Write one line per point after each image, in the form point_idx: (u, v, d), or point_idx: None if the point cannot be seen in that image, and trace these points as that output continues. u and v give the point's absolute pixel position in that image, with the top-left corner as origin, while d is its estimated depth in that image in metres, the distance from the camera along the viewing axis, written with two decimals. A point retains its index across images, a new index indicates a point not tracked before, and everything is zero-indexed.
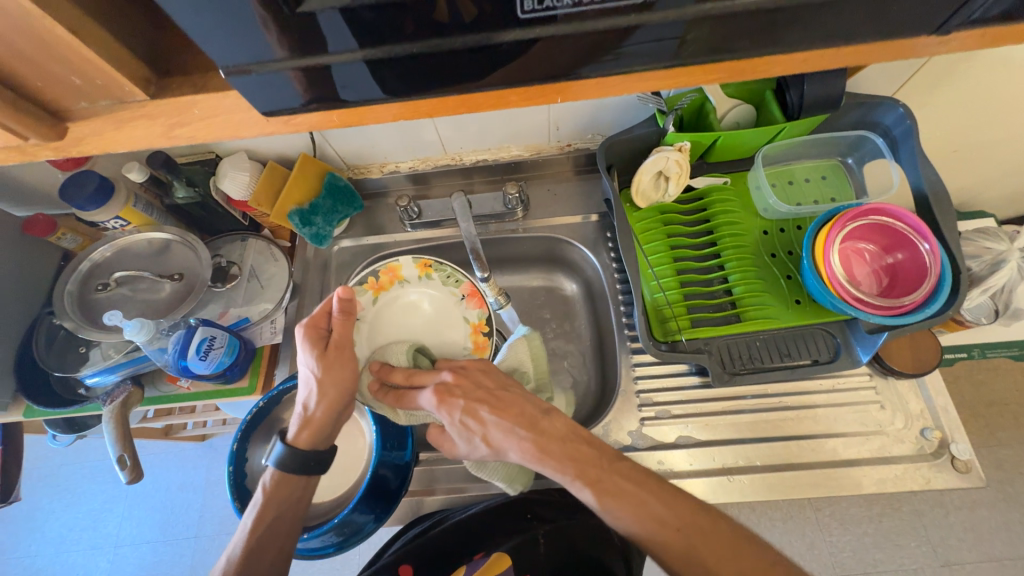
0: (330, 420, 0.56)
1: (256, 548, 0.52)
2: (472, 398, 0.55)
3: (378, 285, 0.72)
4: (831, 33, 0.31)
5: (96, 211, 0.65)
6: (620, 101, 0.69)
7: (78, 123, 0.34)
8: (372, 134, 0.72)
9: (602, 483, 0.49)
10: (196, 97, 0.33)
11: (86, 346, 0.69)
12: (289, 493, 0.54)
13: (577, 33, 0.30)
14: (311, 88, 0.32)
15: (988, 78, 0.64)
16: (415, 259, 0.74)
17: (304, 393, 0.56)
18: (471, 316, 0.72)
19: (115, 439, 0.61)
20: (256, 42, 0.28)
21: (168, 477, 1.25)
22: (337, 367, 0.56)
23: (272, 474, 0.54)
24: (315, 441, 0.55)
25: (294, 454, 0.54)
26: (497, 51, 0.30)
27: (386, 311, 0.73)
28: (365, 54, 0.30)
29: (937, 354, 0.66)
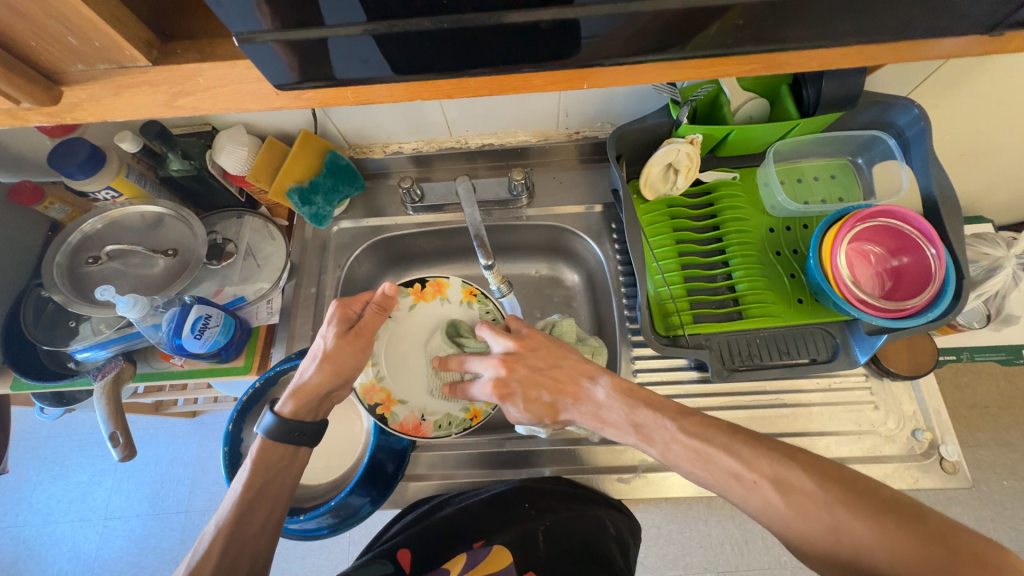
0: (322, 392, 0.56)
1: (245, 515, 0.49)
2: (529, 381, 0.56)
3: (421, 294, 0.72)
4: (875, 27, 0.30)
5: (86, 180, 0.63)
6: (633, 90, 0.67)
7: (74, 88, 0.32)
8: (376, 112, 0.70)
9: (663, 442, 0.49)
10: (201, 65, 0.31)
11: (76, 319, 0.67)
12: (274, 462, 0.53)
13: (611, 15, 0.28)
14: (330, 64, 0.31)
15: (1002, 83, 0.64)
16: (463, 284, 0.72)
17: (305, 366, 0.57)
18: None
19: (107, 415, 0.61)
20: (255, 13, 0.27)
21: (157, 453, 1.24)
22: (350, 348, 0.58)
23: (260, 443, 0.53)
24: (298, 412, 0.55)
25: (284, 422, 0.53)
26: (529, 33, 0.29)
27: (419, 321, 0.71)
28: (388, 26, 0.28)
29: (930, 354, 0.67)
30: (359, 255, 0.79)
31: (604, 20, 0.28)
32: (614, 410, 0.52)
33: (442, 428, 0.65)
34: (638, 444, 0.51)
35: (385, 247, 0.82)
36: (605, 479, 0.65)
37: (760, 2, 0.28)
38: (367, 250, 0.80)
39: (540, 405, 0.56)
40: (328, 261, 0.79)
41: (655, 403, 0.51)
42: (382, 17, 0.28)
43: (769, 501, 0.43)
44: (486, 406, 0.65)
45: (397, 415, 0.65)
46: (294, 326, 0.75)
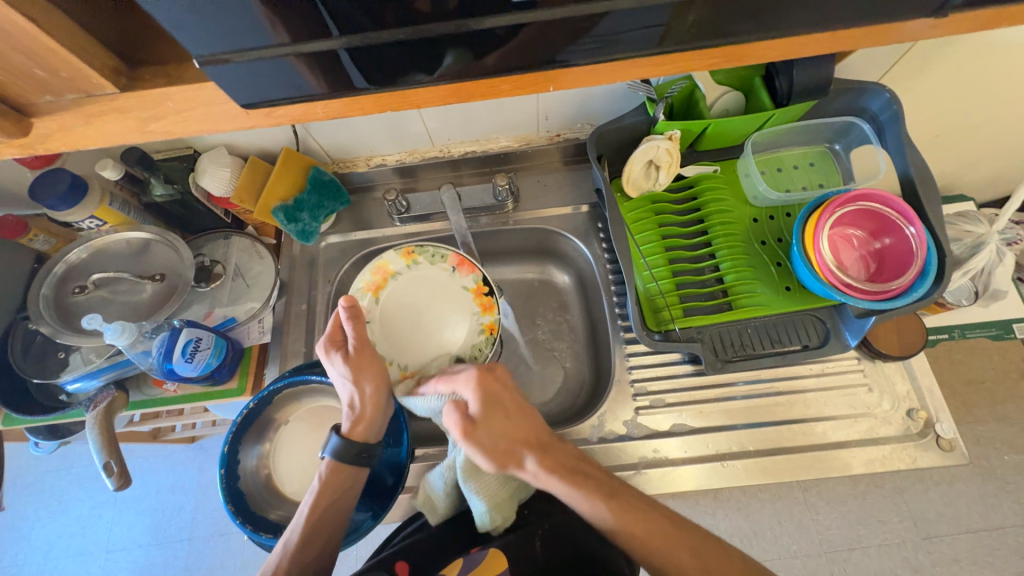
0: (379, 411, 0.58)
1: (309, 539, 0.53)
2: (496, 400, 0.55)
3: (372, 284, 0.69)
4: (828, 18, 0.31)
5: (69, 211, 0.63)
6: (610, 90, 0.68)
7: (44, 119, 0.32)
8: (356, 126, 0.70)
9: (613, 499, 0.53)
10: (170, 89, 0.32)
11: (65, 350, 0.67)
12: (343, 483, 0.56)
13: (570, 17, 0.29)
14: (298, 81, 0.31)
15: (970, 63, 0.65)
16: (398, 250, 0.71)
17: (349, 393, 0.57)
18: (467, 282, 0.71)
19: (101, 445, 0.60)
20: (268, 28, 0.27)
21: (157, 481, 1.23)
22: (366, 360, 0.57)
23: (328, 465, 0.56)
24: (367, 433, 0.57)
25: (351, 446, 0.55)
26: (491, 39, 0.30)
27: (391, 305, 0.70)
28: (352, 41, 0.29)
29: (919, 332, 0.68)
30: (348, 269, 0.80)
31: (561, 22, 0.29)
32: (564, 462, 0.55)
33: (479, 348, 0.68)
34: (589, 501, 0.52)
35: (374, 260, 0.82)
36: None
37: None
38: (356, 263, 0.80)
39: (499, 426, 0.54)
40: (317, 277, 0.79)
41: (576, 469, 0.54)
42: (350, 31, 0.28)
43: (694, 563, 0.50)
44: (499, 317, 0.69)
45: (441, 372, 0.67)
46: (286, 344, 0.74)
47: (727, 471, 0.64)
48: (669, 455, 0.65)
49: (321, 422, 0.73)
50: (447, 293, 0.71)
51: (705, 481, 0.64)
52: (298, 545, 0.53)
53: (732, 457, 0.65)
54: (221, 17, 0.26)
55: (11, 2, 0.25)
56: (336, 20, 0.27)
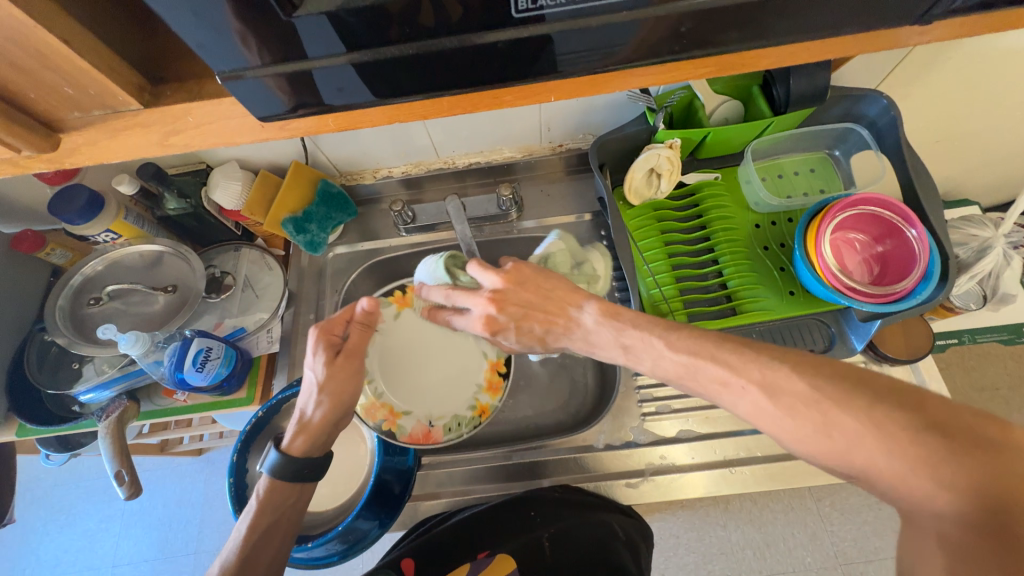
0: (328, 425, 0.57)
1: (249, 556, 0.51)
2: (524, 313, 0.53)
3: (402, 300, 0.73)
4: (820, 27, 0.32)
5: (85, 225, 0.65)
6: (611, 100, 0.69)
7: (71, 134, 0.34)
8: (364, 139, 0.72)
9: (657, 358, 0.46)
10: (191, 104, 0.33)
11: (80, 361, 0.68)
12: (283, 501, 0.54)
13: (566, 31, 0.30)
14: (308, 95, 0.32)
15: (967, 69, 0.66)
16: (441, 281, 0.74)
17: (305, 400, 0.57)
18: (490, 351, 0.71)
19: (112, 454, 0.61)
20: (241, 48, 0.28)
21: (164, 495, 1.23)
22: (343, 371, 0.57)
23: (267, 483, 0.54)
24: (307, 447, 0.56)
25: (289, 460, 0.54)
26: (490, 51, 0.31)
27: (407, 327, 0.72)
28: (360, 56, 0.30)
29: (924, 334, 0.67)
30: (355, 279, 0.81)
31: (556, 35, 0.30)
32: (601, 334, 0.50)
33: (454, 422, 0.67)
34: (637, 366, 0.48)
35: (381, 270, 0.84)
36: (613, 484, 0.65)
37: (704, 9, 0.30)
38: (363, 274, 0.82)
39: (529, 336, 0.54)
40: (326, 287, 0.80)
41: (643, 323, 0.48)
42: (361, 47, 0.30)
43: (772, 411, 0.40)
44: (494, 405, 0.69)
45: (410, 424, 0.66)
46: (295, 353, 0.76)
47: (735, 478, 0.64)
48: (677, 461, 0.65)
49: None
50: (466, 348, 0.72)
51: (713, 488, 0.64)
52: (234, 566, 0.51)
53: (740, 463, 0.65)
54: (238, 35, 0.27)
55: (46, 25, 0.27)
56: (344, 36, 0.29)
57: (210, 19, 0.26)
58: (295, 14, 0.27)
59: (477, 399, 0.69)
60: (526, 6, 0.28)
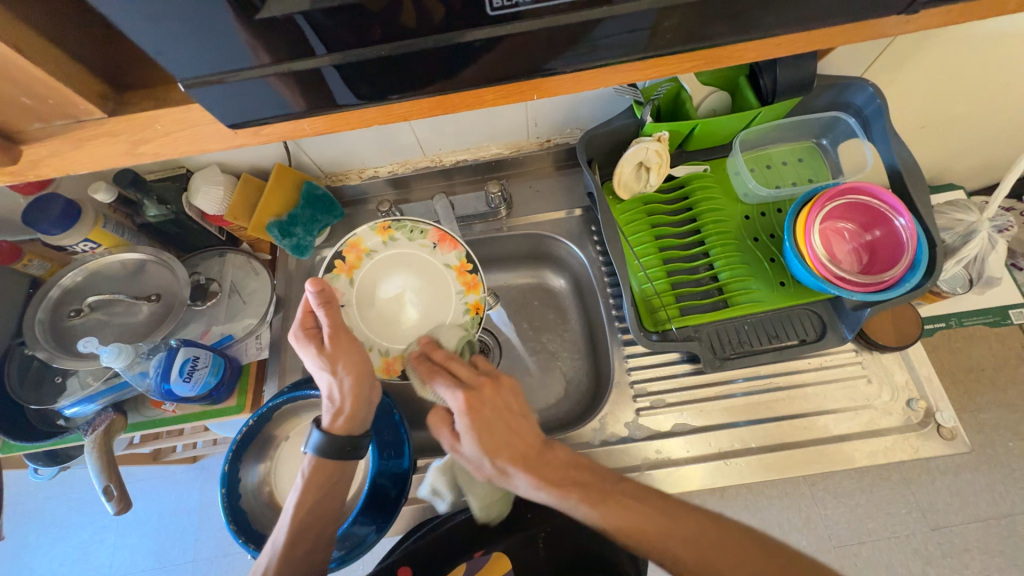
0: (361, 401, 0.56)
1: (300, 535, 0.53)
2: (493, 417, 0.51)
3: (346, 266, 0.68)
4: (805, 18, 0.31)
5: (62, 235, 0.63)
6: (597, 93, 0.69)
7: (35, 145, 0.33)
8: (348, 139, 0.70)
9: (602, 498, 0.47)
10: (159, 112, 0.32)
11: (63, 375, 0.66)
12: (326, 478, 0.55)
13: (545, 29, 0.29)
14: (281, 102, 0.31)
15: (953, 55, 0.66)
16: (372, 226, 0.69)
17: (327, 385, 0.56)
18: (450, 259, 0.70)
19: (100, 468, 0.60)
20: (241, 48, 0.27)
21: (158, 504, 1.22)
22: (343, 349, 0.56)
23: (311, 461, 0.55)
24: (348, 426, 0.56)
25: (331, 439, 0.54)
26: (466, 50, 0.30)
27: (366, 287, 0.68)
28: (330, 59, 0.29)
29: (915, 324, 0.68)
30: None
31: (536, 33, 0.29)
32: (558, 469, 0.50)
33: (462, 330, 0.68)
34: (577, 504, 0.47)
35: None
36: None
37: (686, 3, 0.29)
38: None
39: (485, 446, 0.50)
40: None
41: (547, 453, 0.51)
42: (339, 49, 0.29)
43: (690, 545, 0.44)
44: (484, 297, 0.69)
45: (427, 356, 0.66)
46: (284, 359, 0.75)
47: (730, 469, 0.64)
48: (673, 455, 0.65)
49: None
50: (425, 271, 0.70)
51: (709, 480, 0.64)
52: (285, 548, 0.52)
53: (735, 455, 0.65)
54: (200, 41, 0.26)
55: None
56: (313, 40, 0.28)
57: (172, 24, 0.25)
58: (257, 18, 0.26)
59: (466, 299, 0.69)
60: (501, 3, 0.27)
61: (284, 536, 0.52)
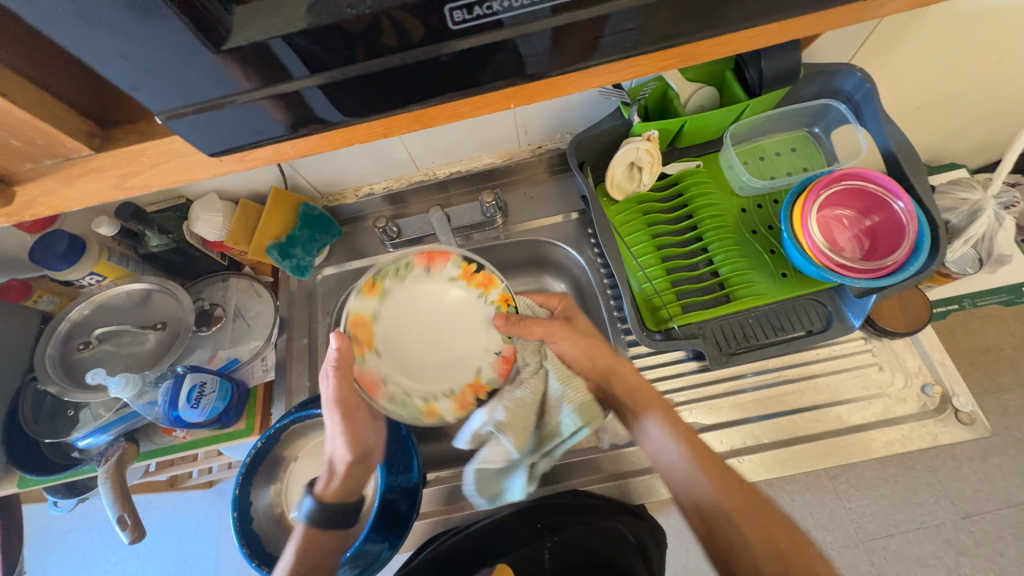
0: (352, 475, 0.59)
1: None
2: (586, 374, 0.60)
3: (363, 346, 0.58)
4: (776, 10, 0.31)
5: (69, 270, 0.64)
6: (584, 97, 0.69)
7: (27, 185, 0.34)
8: (342, 158, 0.71)
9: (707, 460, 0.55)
10: (143, 145, 0.33)
11: (75, 407, 0.67)
12: (321, 544, 0.57)
13: (509, 39, 0.29)
14: (259, 128, 0.32)
15: (942, 34, 0.65)
16: (357, 288, 0.59)
17: (332, 454, 0.59)
18: (450, 272, 0.61)
19: (113, 498, 0.60)
20: (207, 81, 0.28)
21: (176, 530, 1.22)
22: (355, 422, 0.58)
23: (302, 529, 0.57)
24: (338, 495, 0.59)
25: (322, 508, 0.57)
26: (435, 66, 0.30)
27: (392, 354, 0.59)
28: (301, 84, 0.29)
29: (926, 313, 0.66)
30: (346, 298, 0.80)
31: (502, 44, 0.30)
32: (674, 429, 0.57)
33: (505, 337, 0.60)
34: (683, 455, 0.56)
35: None
36: None
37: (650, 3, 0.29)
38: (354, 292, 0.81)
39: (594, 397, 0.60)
40: (317, 310, 0.80)
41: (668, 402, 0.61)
42: (319, 69, 0.29)
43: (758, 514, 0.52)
44: (505, 285, 0.61)
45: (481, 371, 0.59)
46: (291, 380, 0.75)
47: (744, 467, 0.63)
48: None
49: None
50: (427, 299, 0.61)
51: None
52: None
53: (748, 451, 0.64)
54: (174, 76, 0.27)
55: None
56: (282, 67, 0.28)
57: (150, 61, 0.26)
58: (225, 47, 0.26)
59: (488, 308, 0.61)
60: (464, 17, 0.28)
61: None
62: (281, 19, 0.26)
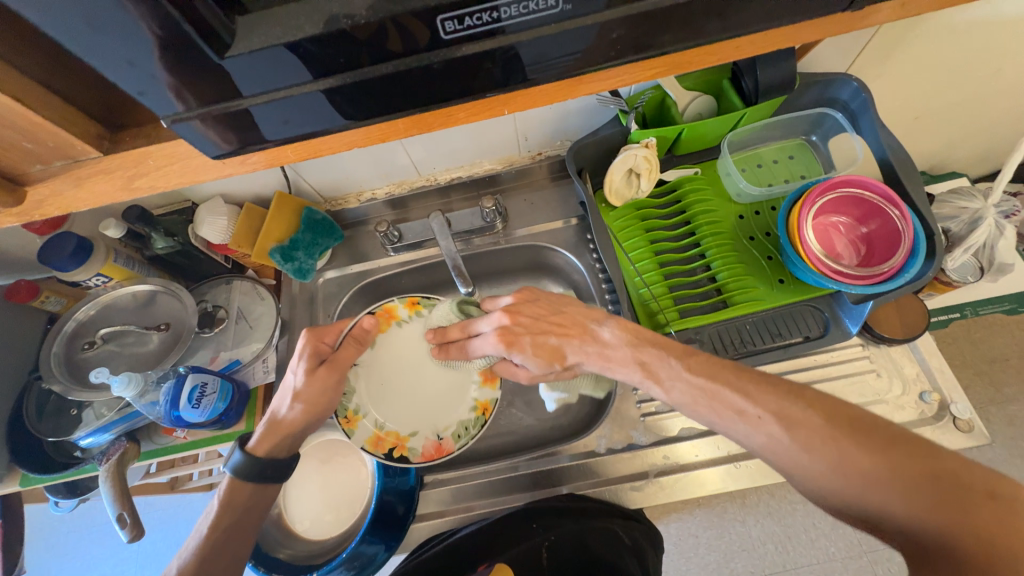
0: (293, 431, 0.56)
1: (208, 557, 0.51)
2: (532, 330, 0.58)
3: (381, 438, 0.64)
4: (767, 19, 0.32)
5: (76, 270, 0.65)
6: (583, 105, 0.70)
7: (37, 186, 0.35)
8: (345, 164, 0.73)
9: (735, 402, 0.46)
10: (150, 148, 0.34)
11: (78, 406, 0.68)
12: (242, 500, 0.54)
13: (499, 49, 0.30)
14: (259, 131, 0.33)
15: (939, 45, 0.66)
16: (360, 440, 0.63)
17: (278, 401, 0.57)
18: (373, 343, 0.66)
19: (113, 497, 0.61)
20: (214, 86, 0.29)
21: (176, 533, 1.22)
22: (322, 381, 0.58)
23: (228, 482, 0.54)
24: (272, 449, 0.56)
25: (252, 462, 0.54)
26: (428, 74, 0.31)
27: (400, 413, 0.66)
28: (300, 90, 0.30)
29: (924, 330, 0.66)
30: (347, 302, 0.81)
31: (493, 53, 0.31)
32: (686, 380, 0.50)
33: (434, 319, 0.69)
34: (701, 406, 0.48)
35: (372, 290, 0.84)
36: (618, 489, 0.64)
37: (636, 14, 0.30)
38: (355, 296, 0.82)
39: (546, 349, 0.57)
40: (318, 313, 0.81)
41: (663, 344, 0.53)
42: (323, 74, 0.30)
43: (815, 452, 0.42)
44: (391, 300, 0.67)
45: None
46: None
47: (740, 472, 0.63)
48: (682, 460, 0.64)
49: (330, 455, 0.72)
50: (369, 379, 0.66)
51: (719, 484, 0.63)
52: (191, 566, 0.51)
53: (744, 457, 0.64)
54: (178, 83, 0.28)
55: None
56: (282, 73, 0.29)
57: (158, 67, 0.27)
58: (229, 54, 0.27)
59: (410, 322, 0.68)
60: (455, 27, 0.29)
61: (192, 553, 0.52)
62: (281, 28, 0.27)
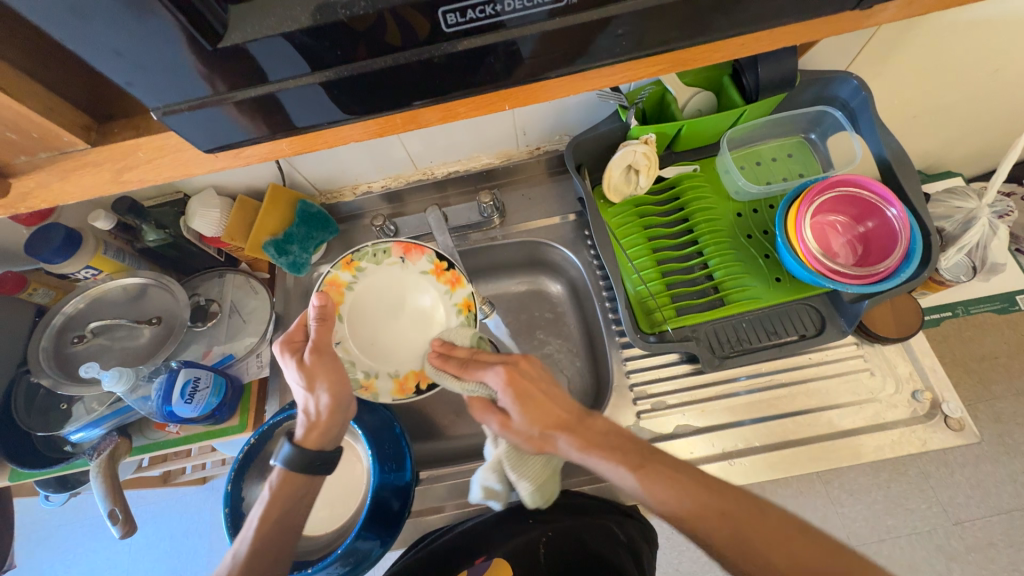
0: (332, 420, 0.56)
1: (258, 551, 0.52)
2: (531, 381, 0.54)
3: (402, 382, 0.65)
4: (771, 16, 0.32)
5: (64, 263, 0.64)
6: (582, 100, 0.69)
7: (21, 178, 0.34)
8: (340, 157, 0.72)
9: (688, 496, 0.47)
10: (139, 140, 0.33)
11: (68, 401, 0.67)
12: (292, 491, 0.55)
13: (501, 43, 0.30)
14: (252, 125, 0.32)
15: (939, 44, 0.66)
16: (389, 396, 0.65)
17: (306, 400, 0.57)
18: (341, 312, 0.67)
19: (105, 493, 0.60)
20: (203, 77, 0.28)
21: (169, 526, 1.22)
22: (318, 365, 0.57)
23: (280, 474, 0.54)
24: (320, 440, 0.56)
25: (301, 453, 0.54)
26: (427, 67, 0.30)
27: (403, 352, 0.67)
28: (296, 82, 0.30)
29: (918, 330, 0.66)
30: None
31: (495, 47, 0.30)
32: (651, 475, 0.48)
33: (378, 262, 0.69)
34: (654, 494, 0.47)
35: None
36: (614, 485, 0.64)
37: (641, 9, 0.30)
38: None
39: (537, 407, 0.53)
40: None
41: (629, 439, 0.52)
42: (321, 67, 0.29)
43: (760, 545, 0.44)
44: (332, 270, 0.67)
45: (429, 269, 0.70)
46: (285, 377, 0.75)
47: (735, 469, 0.63)
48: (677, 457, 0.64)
49: None
50: (359, 340, 0.67)
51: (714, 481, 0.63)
52: (245, 560, 0.52)
53: (739, 454, 0.64)
54: (168, 74, 0.27)
55: None
56: (276, 65, 0.28)
57: (147, 57, 0.26)
58: (221, 45, 0.27)
59: (360, 278, 0.68)
60: (457, 20, 0.28)
61: (247, 548, 0.52)
62: (275, 18, 0.26)
